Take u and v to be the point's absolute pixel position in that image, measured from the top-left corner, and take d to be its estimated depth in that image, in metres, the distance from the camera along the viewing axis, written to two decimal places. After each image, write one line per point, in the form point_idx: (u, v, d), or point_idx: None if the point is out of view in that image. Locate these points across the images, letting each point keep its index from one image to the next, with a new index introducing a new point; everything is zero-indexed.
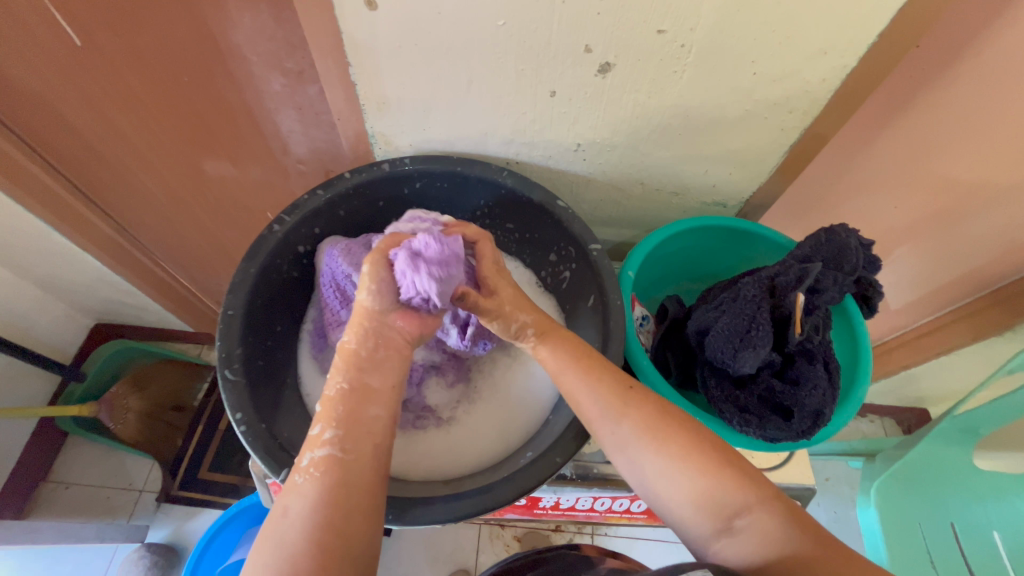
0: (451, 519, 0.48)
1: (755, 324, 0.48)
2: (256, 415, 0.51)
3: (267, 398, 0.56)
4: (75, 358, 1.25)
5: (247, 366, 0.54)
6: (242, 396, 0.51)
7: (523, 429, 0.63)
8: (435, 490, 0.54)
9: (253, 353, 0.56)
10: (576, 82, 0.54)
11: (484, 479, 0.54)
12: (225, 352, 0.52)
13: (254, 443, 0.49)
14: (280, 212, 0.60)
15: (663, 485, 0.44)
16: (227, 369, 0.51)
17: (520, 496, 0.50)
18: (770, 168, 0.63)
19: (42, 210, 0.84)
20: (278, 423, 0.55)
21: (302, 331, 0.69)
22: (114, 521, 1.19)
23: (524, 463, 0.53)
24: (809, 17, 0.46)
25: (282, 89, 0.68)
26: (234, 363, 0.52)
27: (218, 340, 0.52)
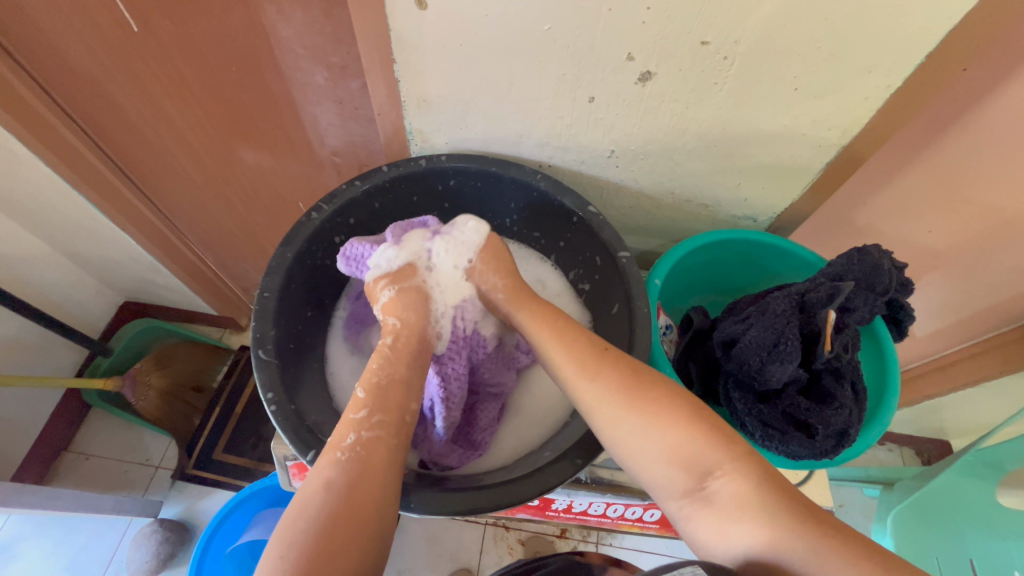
0: (469, 511, 0.49)
1: (784, 339, 0.48)
2: (286, 396, 0.52)
3: (297, 381, 0.57)
4: (102, 333, 1.29)
5: (279, 349, 0.55)
6: (273, 376, 0.52)
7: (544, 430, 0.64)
8: (450, 480, 0.53)
9: (285, 336, 0.57)
10: (615, 89, 0.54)
11: (502, 474, 0.54)
12: (259, 334, 0.53)
13: (283, 423, 0.50)
14: (318, 202, 0.61)
15: (660, 472, 0.44)
16: (260, 349, 0.52)
17: (539, 495, 0.50)
18: (805, 185, 0.63)
19: (86, 188, 0.87)
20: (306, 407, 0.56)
21: (334, 319, 0.71)
22: (130, 494, 1.23)
23: (544, 458, 0.54)
24: (857, 34, 0.46)
25: (325, 82, 0.69)
26: (267, 344, 0.54)
27: (255, 321, 0.54)
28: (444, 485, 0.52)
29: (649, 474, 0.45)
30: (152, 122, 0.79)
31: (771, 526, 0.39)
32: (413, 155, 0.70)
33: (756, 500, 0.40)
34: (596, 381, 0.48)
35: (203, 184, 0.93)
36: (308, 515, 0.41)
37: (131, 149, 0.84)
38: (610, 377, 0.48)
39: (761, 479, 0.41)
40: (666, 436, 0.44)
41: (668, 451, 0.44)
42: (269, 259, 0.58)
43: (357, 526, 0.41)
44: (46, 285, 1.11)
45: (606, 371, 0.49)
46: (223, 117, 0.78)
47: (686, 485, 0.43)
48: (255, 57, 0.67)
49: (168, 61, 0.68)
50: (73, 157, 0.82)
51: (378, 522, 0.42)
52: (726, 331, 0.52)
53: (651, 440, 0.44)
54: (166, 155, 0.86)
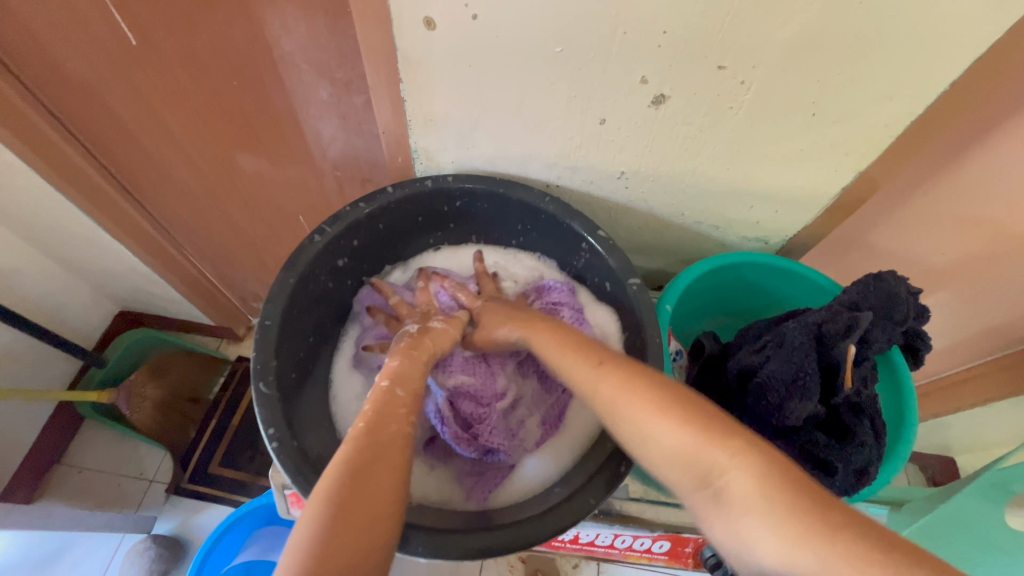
0: (483, 555, 0.47)
1: (803, 373, 0.46)
2: (288, 432, 0.50)
3: (298, 413, 0.55)
4: (97, 343, 1.27)
5: (280, 379, 0.53)
6: (275, 410, 0.50)
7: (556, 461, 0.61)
8: (465, 520, 0.52)
9: (286, 366, 0.55)
10: (628, 111, 0.53)
11: (514, 511, 0.53)
12: (260, 365, 0.51)
13: (285, 461, 0.48)
14: (321, 223, 0.59)
15: (666, 469, 0.39)
16: (261, 382, 0.50)
17: (554, 536, 0.48)
18: (819, 208, 0.61)
19: (81, 200, 0.85)
20: (308, 440, 0.54)
21: (338, 347, 0.69)
22: (123, 509, 1.20)
23: (556, 495, 0.52)
24: (879, 60, 0.44)
25: (328, 97, 0.67)
26: (268, 376, 0.52)
27: (255, 351, 0.52)
28: (460, 526, 0.50)
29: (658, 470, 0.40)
30: (150, 135, 0.77)
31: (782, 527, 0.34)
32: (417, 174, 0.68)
33: (768, 501, 0.35)
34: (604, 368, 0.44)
35: (201, 194, 0.91)
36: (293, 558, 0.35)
37: (129, 160, 0.83)
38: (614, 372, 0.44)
39: (772, 472, 0.36)
40: (670, 430, 0.39)
41: (676, 446, 0.39)
42: (270, 284, 0.56)
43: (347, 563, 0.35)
44: (40, 295, 1.09)
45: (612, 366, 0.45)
46: (223, 130, 0.76)
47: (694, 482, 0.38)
48: (257, 71, 0.66)
49: (167, 74, 0.67)
50: (67, 168, 0.80)
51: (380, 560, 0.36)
52: (742, 362, 0.51)
53: (656, 435, 0.40)
54: (164, 167, 0.84)
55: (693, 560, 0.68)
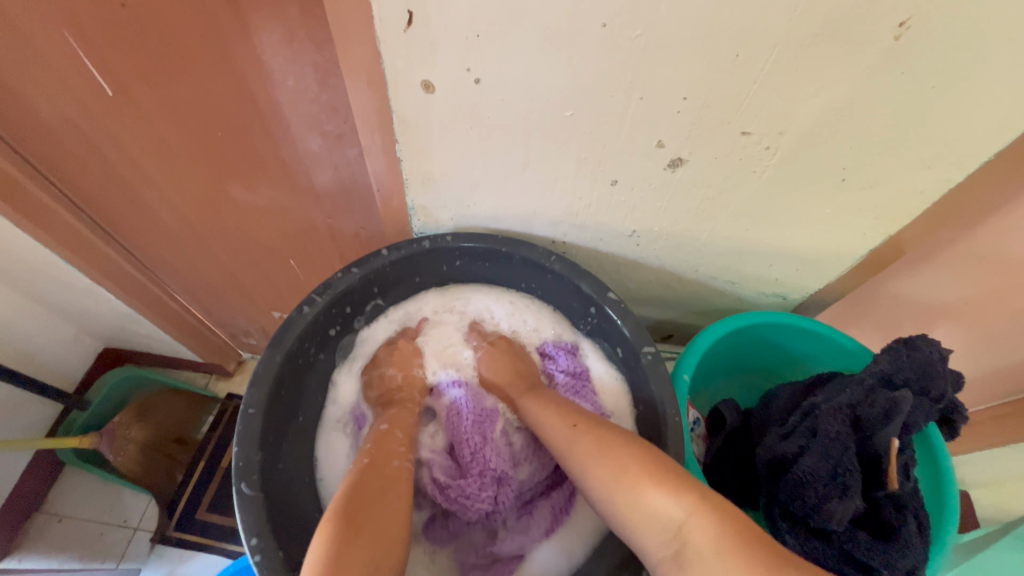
0: None
1: (843, 469, 0.42)
2: (273, 539, 0.46)
3: (283, 507, 0.52)
4: (79, 384, 1.21)
5: (264, 475, 0.49)
6: (258, 515, 0.46)
7: (566, 554, 0.57)
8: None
9: (270, 456, 0.51)
10: (642, 174, 0.49)
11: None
12: (242, 462, 0.48)
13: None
14: (311, 293, 0.55)
15: (642, 534, 0.42)
16: (243, 484, 0.47)
17: None
18: (843, 268, 0.57)
19: (59, 246, 0.81)
20: (292, 541, 0.51)
21: (325, 411, 0.64)
22: (104, 561, 1.14)
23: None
24: (917, 128, 0.41)
25: (320, 149, 0.63)
26: (251, 473, 0.48)
27: (237, 444, 0.48)
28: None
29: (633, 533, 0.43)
30: (132, 181, 0.73)
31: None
32: (415, 230, 0.64)
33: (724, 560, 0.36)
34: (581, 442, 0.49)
35: (185, 237, 0.87)
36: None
37: (109, 204, 0.79)
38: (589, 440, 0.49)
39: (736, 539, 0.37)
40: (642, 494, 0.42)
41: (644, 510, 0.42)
42: (254, 365, 0.52)
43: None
44: (18, 340, 1.04)
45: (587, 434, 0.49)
46: (208, 177, 0.72)
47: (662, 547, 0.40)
48: (243, 123, 0.62)
49: (147, 124, 0.63)
50: (42, 214, 0.76)
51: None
52: (776, 450, 0.47)
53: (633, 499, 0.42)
54: (146, 211, 0.80)
55: None
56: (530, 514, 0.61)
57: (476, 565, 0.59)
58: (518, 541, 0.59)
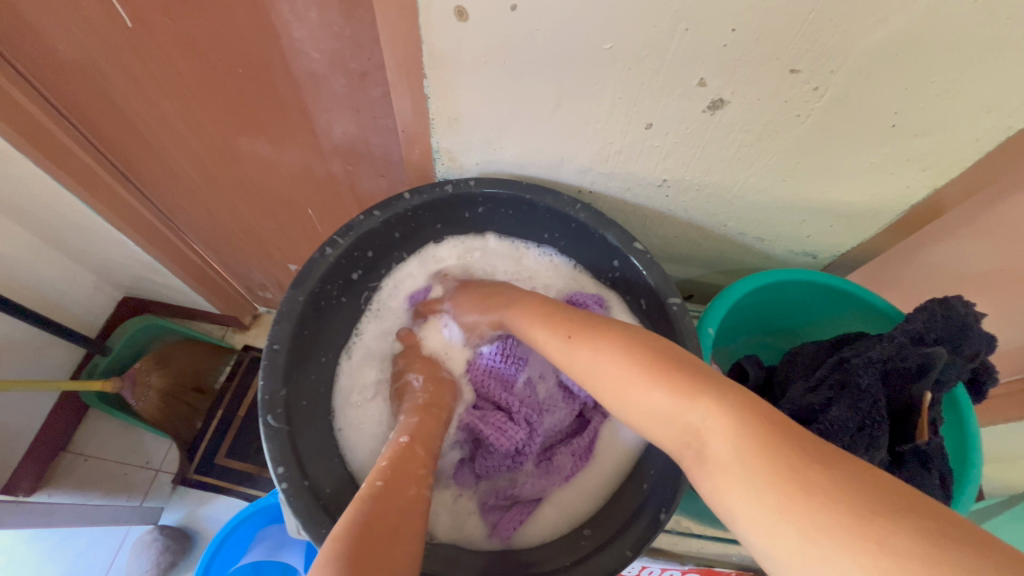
0: None
1: (872, 421, 0.42)
2: (297, 468, 0.49)
3: (306, 439, 0.54)
4: (100, 330, 1.23)
5: (288, 409, 0.52)
6: (284, 447, 0.49)
7: (586, 496, 0.58)
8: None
9: (295, 393, 0.53)
10: (679, 116, 0.47)
11: (546, 562, 0.53)
12: (268, 396, 0.49)
13: (294, 502, 0.47)
14: (332, 235, 0.55)
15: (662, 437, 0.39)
16: (270, 416, 0.49)
17: None
18: (880, 225, 0.56)
19: (79, 188, 0.81)
20: (317, 471, 0.52)
21: (348, 344, 0.65)
22: (129, 498, 1.19)
23: (590, 548, 0.52)
24: (982, 67, 0.38)
25: (342, 89, 0.61)
26: (276, 407, 0.50)
27: (264, 380, 0.50)
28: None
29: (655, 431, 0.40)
30: (150, 121, 0.72)
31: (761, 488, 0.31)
32: (439, 175, 0.62)
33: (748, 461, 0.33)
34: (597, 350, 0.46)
35: (204, 184, 0.87)
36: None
37: (127, 146, 0.78)
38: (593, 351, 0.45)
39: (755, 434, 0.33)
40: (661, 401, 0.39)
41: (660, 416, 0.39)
42: (277, 304, 0.53)
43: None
44: (40, 284, 1.05)
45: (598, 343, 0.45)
46: (226, 119, 0.71)
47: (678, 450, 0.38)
48: (262, 59, 0.60)
49: (164, 59, 0.61)
50: (62, 155, 0.75)
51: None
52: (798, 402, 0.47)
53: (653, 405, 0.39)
54: (164, 154, 0.79)
55: None
56: (550, 460, 0.61)
57: (496, 505, 0.60)
58: (538, 484, 0.60)
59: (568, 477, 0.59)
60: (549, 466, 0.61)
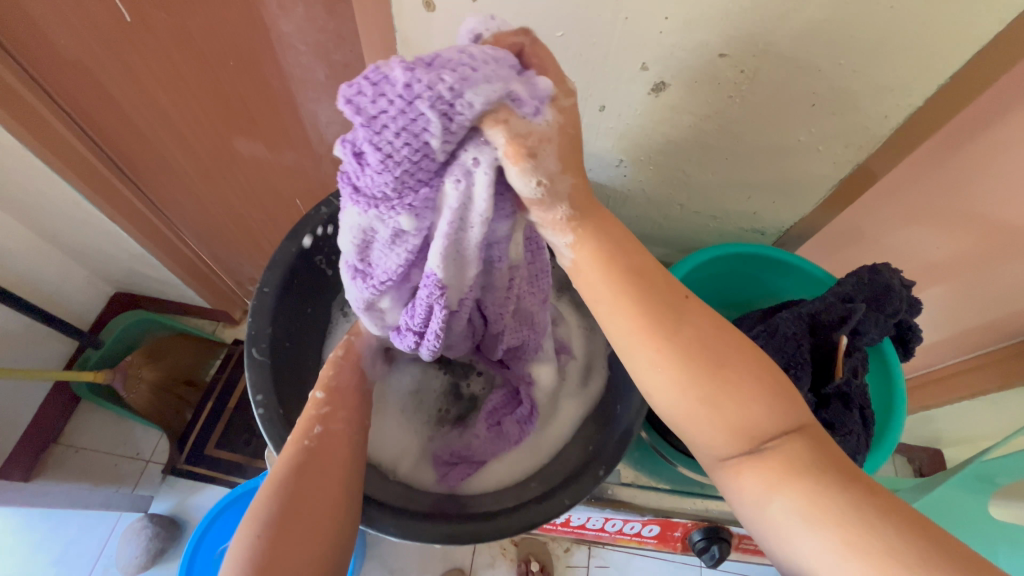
0: (446, 540, 0.49)
1: (795, 363, 0.48)
2: (275, 399, 0.54)
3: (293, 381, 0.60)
4: (93, 324, 1.26)
5: (273, 347, 0.57)
6: (263, 378, 0.54)
7: (532, 458, 0.61)
8: (433, 506, 0.55)
9: (283, 335, 0.59)
10: (629, 99, 0.52)
11: (489, 502, 0.55)
12: (254, 331, 0.56)
13: (268, 427, 0.53)
14: (329, 197, 0.62)
15: (715, 440, 0.39)
16: (254, 347, 0.55)
17: (524, 530, 0.50)
18: (816, 200, 0.61)
19: (76, 179, 0.85)
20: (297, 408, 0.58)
21: None
22: (120, 488, 1.21)
23: (532, 494, 0.54)
24: (881, 50, 0.44)
25: (326, 80, 0.66)
26: (261, 342, 0.56)
27: (251, 316, 0.56)
28: (426, 511, 0.53)
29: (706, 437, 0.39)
30: (145, 114, 0.76)
31: (813, 495, 0.35)
32: None
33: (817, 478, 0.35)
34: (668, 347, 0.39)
35: (197, 177, 0.91)
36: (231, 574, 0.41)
37: (124, 140, 0.82)
38: (690, 334, 0.39)
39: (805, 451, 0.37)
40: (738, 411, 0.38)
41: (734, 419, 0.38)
42: (273, 252, 0.60)
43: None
44: (35, 276, 1.09)
45: (691, 320, 0.40)
46: (218, 110, 0.75)
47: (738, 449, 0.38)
48: (253, 52, 0.65)
49: (161, 54, 0.65)
50: (63, 148, 0.79)
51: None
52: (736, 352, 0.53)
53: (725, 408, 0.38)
54: (158, 146, 0.83)
55: (684, 546, 0.69)
56: (500, 426, 0.63)
57: (447, 461, 0.63)
58: (487, 448, 0.62)
59: (517, 444, 0.61)
60: (495, 435, 0.63)
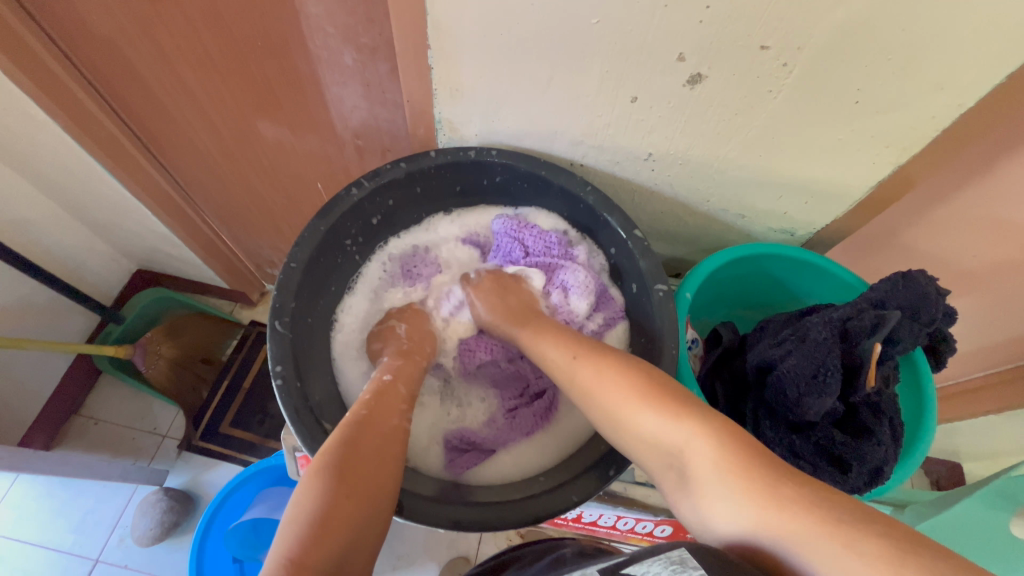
0: (455, 525, 0.49)
1: (824, 370, 0.46)
2: (294, 372, 0.55)
3: (310, 354, 0.61)
4: (115, 300, 1.29)
5: (294, 321, 0.59)
6: (284, 350, 0.55)
7: (542, 453, 0.62)
8: (439, 491, 0.55)
9: (302, 309, 0.60)
10: (662, 91, 0.51)
11: (495, 494, 0.55)
12: (279, 304, 0.57)
13: (285, 399, 0.53)
14: (360, 177, 0.61)
15: (648, 459, 0.43)
16: (278, 320, 0.56)
17: (528, 522, 0.51)
18: (851, 203, 0.59)
19: (103, 155, 0.85)
20: (312, 383, 0.59)
21: (381, 250, 0.72)
22: (136, 461, 1.23)
23: (540, 491, 0.54)
24: (933, 46, 0.42)
25: (353, 64, 0.65)
26: (284, 316, 0.57)
27: (277, 289, 0.57)
28: (434, 495, 0.53)
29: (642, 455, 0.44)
30: (171, 92, 0.76)
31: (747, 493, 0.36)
32: (440, 146, 0.67)
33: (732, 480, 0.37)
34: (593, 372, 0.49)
35: (221, 157, 0.92)
36: (290, 520, 0.41)
37: (151, 117, 0.83)
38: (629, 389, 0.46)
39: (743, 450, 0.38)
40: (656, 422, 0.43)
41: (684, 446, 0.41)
42: (303, 228, 0.60)
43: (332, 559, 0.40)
44: (59, 251, 1.11)
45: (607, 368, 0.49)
46: (243, 91, 0.75)
47: (668, 469, 0.42)
48: (280, 33, 0.64)
49: (189, 31, 0.65)
50: (92, 124, 0.80)
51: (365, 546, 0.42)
52: (762, 354, 0.51)
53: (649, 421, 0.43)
54: (183, 125, 0.84)
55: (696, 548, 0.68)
56: (513, 417, 0.66)
57: (457, 447, 0.65)
58: (496, 439, 0.64)
59: (528, 436, 0.64)
60: (512, 424, 0.65)
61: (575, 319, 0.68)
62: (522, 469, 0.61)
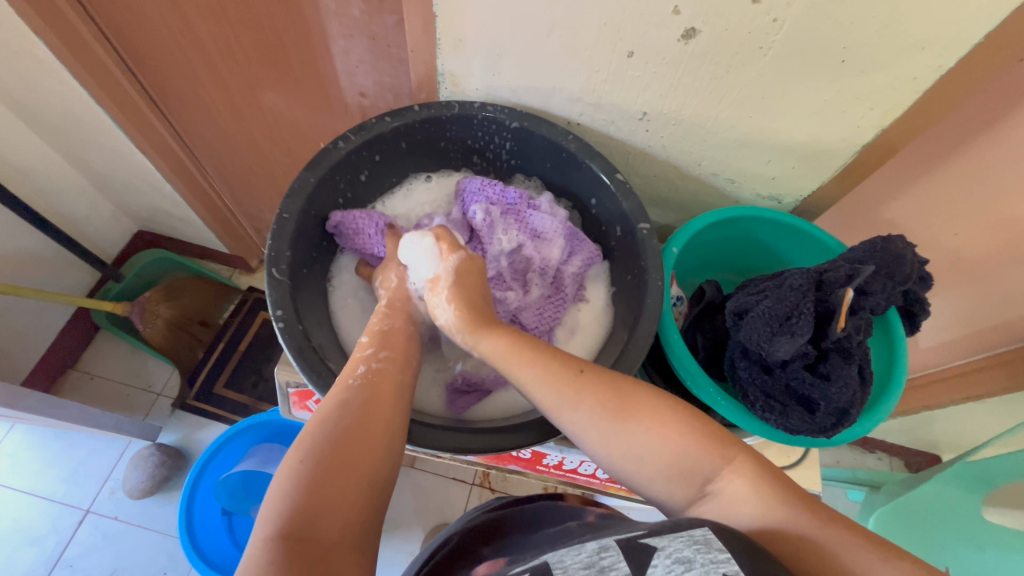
0: (461, 450, 0.51)
1: (796, 312, 0.50)
2: (294, 316, 0.56)
3: (306, 302, 0.61)
4: (115, 258, 1.30)
5: (292, 269, 0.59)
6: (282, 294, 0.56)
7: None
8: (443, 420, 0.57)
9: (298, 259, 0.61)
10: (657, 45, 0.52)
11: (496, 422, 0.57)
12: (274, 252, 0.57)
13: (289, 340, 0.54)
14: (347, 131, 0.63)
15: (660, 487, 0.43)
16: (274, 267, 0.56)
17: (532, 444, 0.52)
18: (836, 168, 0.61)
19: (110, 105, 0.86)
20: (314, 328, 0.60)
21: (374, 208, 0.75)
22: (130, 417, 1.24)
23: (538, 414, 0.54)
24: (914, 6, 0.44)
25: (360, 15, 0.66)
26: (281, 264, 0.58)
27: (271, 239, 0.58)
28: (437, 422, 0.55)
29: (648, 488, 0.44)
30: (180, 40, 0.77)
31: (782, 519, 0.39)
32: (442, 100, 0.69)
33: (760, 497, 0.40)
34: (580, 407, 0.45)
35: (225, 113, 0.92)
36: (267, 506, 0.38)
37: (161, 67, 0.84)
38: (594, 401, 0.45)
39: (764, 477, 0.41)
40: (660, 446, 0.43)
41: (665, 461, 0.43)
42: (291, 181, 0.61)
43: (305, 547, 0.36)
44: (62, 204, 1.12)
45: (590, 392, 0.46)
46: (250, 42, 0.76)
47: (686, 492, 0.43)
48: None
49: None
50: (100, 71, 0.81)
51: (354, 515, 0.39)
52: (739, 301, 0.55)
53: (646, 448, 0.43)
54: (190, 76, 0.85)
55: None
56: None
57: (460, 390, 0.68)
58: (496, 381, 0.68)
59: None
60: None
61: (552, 266, 0.71)
62: (518, 404, 0.64)
